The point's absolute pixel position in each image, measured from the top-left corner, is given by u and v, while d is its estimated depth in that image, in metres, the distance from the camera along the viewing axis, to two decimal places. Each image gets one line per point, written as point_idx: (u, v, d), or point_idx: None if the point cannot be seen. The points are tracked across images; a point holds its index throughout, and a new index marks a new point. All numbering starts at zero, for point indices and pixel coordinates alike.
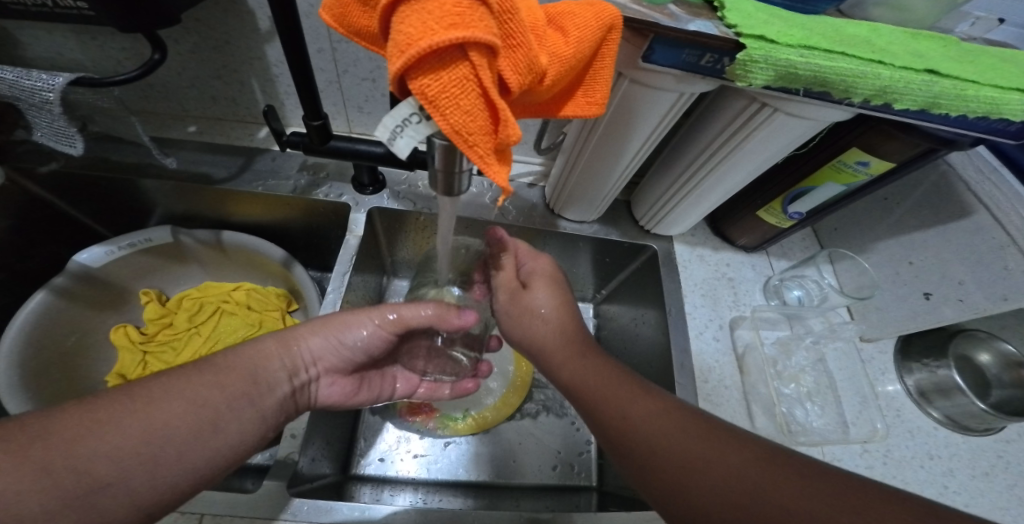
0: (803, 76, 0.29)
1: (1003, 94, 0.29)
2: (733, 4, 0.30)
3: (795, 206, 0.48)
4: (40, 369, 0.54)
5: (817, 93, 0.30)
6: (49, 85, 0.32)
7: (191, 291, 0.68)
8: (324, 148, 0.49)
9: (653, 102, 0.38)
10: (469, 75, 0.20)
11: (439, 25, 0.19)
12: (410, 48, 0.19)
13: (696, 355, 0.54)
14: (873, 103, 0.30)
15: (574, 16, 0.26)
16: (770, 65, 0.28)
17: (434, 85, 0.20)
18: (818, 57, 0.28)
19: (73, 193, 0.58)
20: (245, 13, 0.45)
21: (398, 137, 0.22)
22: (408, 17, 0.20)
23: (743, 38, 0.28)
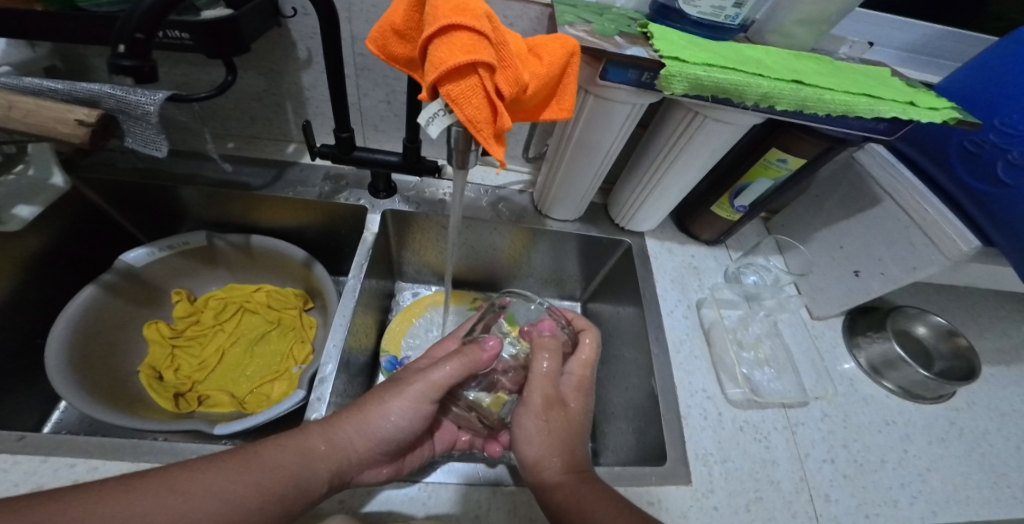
0: (709, 87, 0.40)
1: (853, 99, 0.40)
2: (660, 34, 0.42)
3: (740, 199, 0.59)
4: (84, 355, 0.60)
5: (722, 100, 0.41)
6: (151, 100, 0.42)
7: (217, 291, 0.76)
8: (349, 157, 0.60)
9: (613, 113, 0.50)
10: (478, 83, 0.31)
11: (461, 52, 0.30)
12: (442, 65, 0.29)
13: (669, 330, 0.63)
14: (762, 106, 0.41)
15: (546, 46, 0.37)
16: (685, 78, 0.39)
17: (455, 89, 0.30)
18: (716, 72, 0.39)
19: (123, 199, 0.67)
20: (289, 46, 0.56)
21: (430, 124, 0.32)
22: (440, 46, 0.30)
23: (665, 59, 0.40)
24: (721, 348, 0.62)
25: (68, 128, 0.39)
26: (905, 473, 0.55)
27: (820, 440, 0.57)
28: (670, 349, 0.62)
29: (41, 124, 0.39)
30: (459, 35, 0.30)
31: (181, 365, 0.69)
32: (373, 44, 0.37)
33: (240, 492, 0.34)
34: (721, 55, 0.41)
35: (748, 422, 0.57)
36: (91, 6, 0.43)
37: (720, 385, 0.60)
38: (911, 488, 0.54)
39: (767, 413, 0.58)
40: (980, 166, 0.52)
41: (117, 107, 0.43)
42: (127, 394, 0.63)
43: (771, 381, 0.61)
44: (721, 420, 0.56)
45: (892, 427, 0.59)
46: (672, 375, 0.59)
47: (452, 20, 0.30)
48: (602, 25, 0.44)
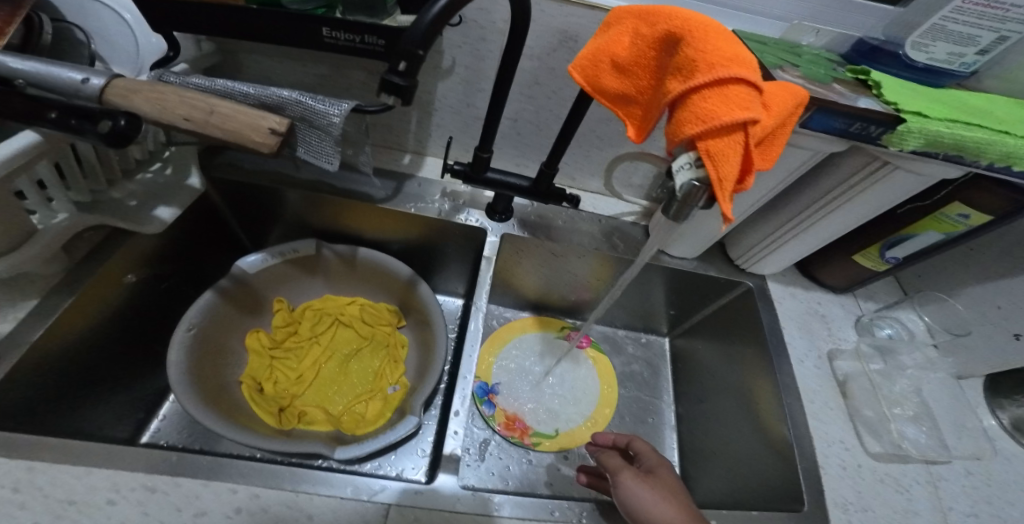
0: (947, 143, 0.37)
1: None
2: (886, 84, 0.39)
3: (892, 252, 0.55)
4: (197, 362, 0.59)
5: (953, 157, 0.38)
6: (338, 111, 0.41)
7: (314, 302, 0.74)
8: (480, 178, 0.58)
9: (786, 159, 0.47)
10: (741, 140, 0.27)
11: (735, 106, 0.26)
12: (711, 120, 0.26)
13: (800, 379, 0.60)
14: (998, 165, 0.38)
15: (775, 95, 0.33)
16: (922, 135, 0.36)
17: (715, 145, 0.27)
18: (959, 128, 0.36)
19: (240, 200, 0.67)
20: (435, 55, 0.55)
21: (678, 174, 0.28)
22: (705, 97, 0.27)
23: (903, 113, 0.37)
24: (860, 401, 0.58)
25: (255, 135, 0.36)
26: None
27: (963, 492, 0.53)
28: (804, 398, 0.58)
29: (234, 131, 0.34)
30: (731, 87, 0.26)
31: (279, 378, 0.68)
32: (581, 74, 0.34)
33: None
34: (955, 107, 0.38)
35: (889, 474, 0.53)
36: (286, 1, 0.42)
37: (858, 437, 0.56)
38: None
39: (909, 474, 0.53)
40: None
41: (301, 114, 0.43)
42: (233, 405, 0.62)
43: (921, 437, 0.56)
44: (860, 471, 0.53)
45: None
46: (806, 423, 0.56)
47: (732, 69, 0.26)
48: (809, 70, 0.41)
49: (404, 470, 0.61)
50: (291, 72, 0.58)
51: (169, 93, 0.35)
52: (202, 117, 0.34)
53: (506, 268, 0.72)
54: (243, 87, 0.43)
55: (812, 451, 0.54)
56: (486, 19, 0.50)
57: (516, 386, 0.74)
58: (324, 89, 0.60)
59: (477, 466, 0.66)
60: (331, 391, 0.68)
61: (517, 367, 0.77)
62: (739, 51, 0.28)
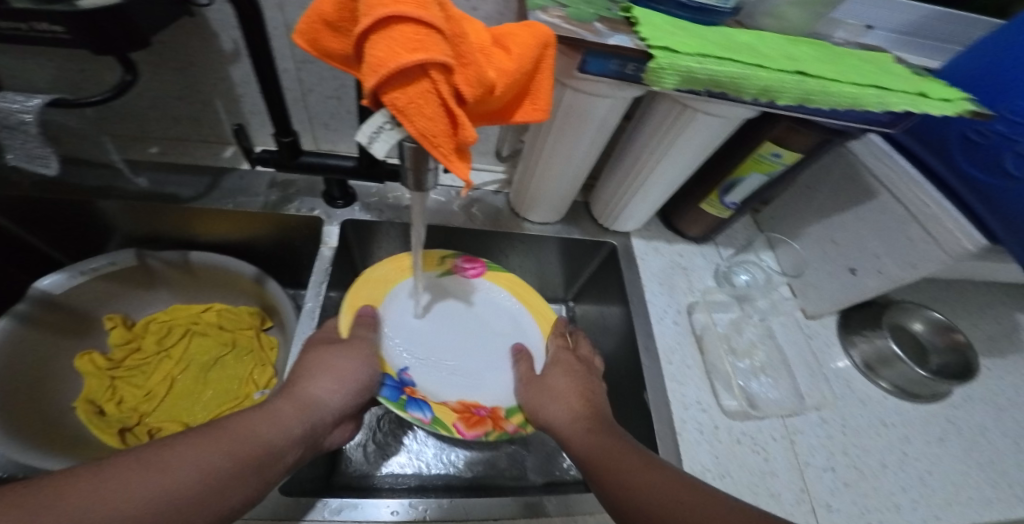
0: (705, 79, 0.33)
1: (862, 91, 0.35)
2: (646, 19, 0.35)
3: (729, 197, 0.55)
4: (9, 399, 0.51)
5: (718, 94, 0.35)
6: (26, 107, 0.34)
7: (158, 314, 0.66)
8: (294, 164, 0.52)
9: (591, 109, 0.43)
10: (430, 89, 0.23)
11: (404, 48, 0.22)
12: (381, 68, 0.22)
13: (659, 338, 0.59)
14: (761, 100, 0.36)
15: (514, 36, 0.30)
16: (676, 71, 0.33)
17: (402, 98, 0.23)
18: (712, 63, 0.33)
19: (39, 219, 0.57)
20: (210, 37, 0.48)
21: (375, 140, 0.25)
22: (377, 44, 0.23)
23: (654, 49, 0.32)
24: (713, 356, 0.59)
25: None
26: (903, 474, 0.55)
27: (820, 446, 0.55)
28: (661, 358, 0.58)
29: None
30: (402, 28, 0.23)
31: (124, 396, 0.60)
32: (302, 38, 0.29)
33: (218, 460, 0.30)
34: (720, 42, 0.35)
35: (745, 434, 0.54)
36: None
37: (714, 395, 0.56)
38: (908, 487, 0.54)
39: (763, 424, 0.55)
40: (982, 154, 0.48)
41: None
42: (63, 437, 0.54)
43: (768, 390, 0.58)
44: (717, 434, 0.53)
45: (891, 430, 0.59)
46: (664, 388, 0.55)
47: (390, 8, 0.22)
48: (577, 9, 0.36)
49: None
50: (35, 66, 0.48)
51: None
52: None
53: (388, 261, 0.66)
54: None
55: (668, 417, 0.53)
56: None
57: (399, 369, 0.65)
58: (95, 86, 0.51)
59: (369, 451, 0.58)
60: (186, 406, 0.61)
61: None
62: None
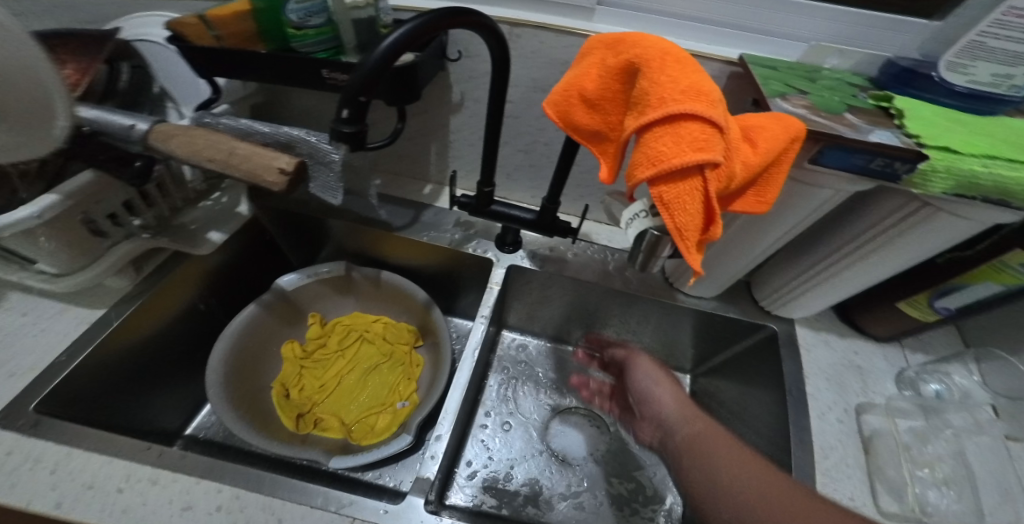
0: (985, 185, 0.32)
1: None
2: (912, 111, 0.35)
3: (943, 301, 0.48)
4: (239, 364, 0.65)
5: (995, 200, 0.33)
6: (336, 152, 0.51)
7: (344, 318, 0.76)
8: (486, 210, 0.61)
9: (805, 196, 0.42)
10: (699, 186, 0.27)
11: (689, 149, 0.26)
12: (664, 164, 0.26)
13: (817, 434, 0.51)
14: None
15: (764, 130, 0.32)
16: (953, 176, 0.32)
17: (671, 192, 0.27)
18: (1003, 167, 0.31)
19: (287, 227, 0.73)
20: (445, 90, 0.63)
21: (629, 225, 0.31)
22: (661, 139, 0.27)
23: (928, 148, 0.32)
24: (885, 462, 0.49)
25: (269, 174, 0.39)
26: None
27: None
28: (814, 452, 0.50)
29: (251, 170, 0.39)
30: (689, 129, 0.27)
31: (305, 385, 0.69)
32: (555, 109, 0.36)
33: None
34: (1001, 140, 0.33)
35: None
36: (298, 45, 0.50)
37: (873, 496, 0.47)
38: None
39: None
40: None
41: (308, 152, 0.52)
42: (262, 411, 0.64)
43: (950, 503, 0.46)
44: None
45: None
46: (814, 477, 0.48)
47: (684, 109, 0.27)
48: (824, 98, 0.38)
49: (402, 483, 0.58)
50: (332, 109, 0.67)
51: (215, 142, 0.40)
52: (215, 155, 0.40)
53: (537, 302, 0.73)
54: (261, 127, 0.53)
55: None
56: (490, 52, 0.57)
57: (506, 416, 0.69)
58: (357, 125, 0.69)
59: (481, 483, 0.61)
60: (347, 401, 0.67)
61: (510, 397, 0.71)
62: (697, 83, 0.28)
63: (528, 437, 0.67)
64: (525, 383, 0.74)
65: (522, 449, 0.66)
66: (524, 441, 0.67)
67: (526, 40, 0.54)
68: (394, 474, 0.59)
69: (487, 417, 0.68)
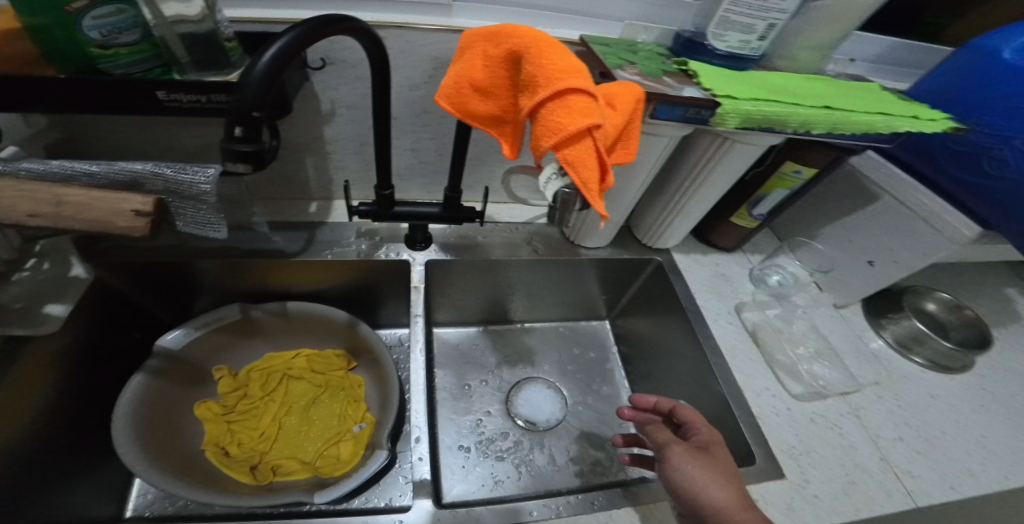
0: (757, 118, 0.43)
1: (875, 118, 0.45)
2: (704, 73, 0.47)
3: (758, 209, 0.66)
4: (153, 430, 0.55)
5: (765, 129, 0.45)
6: (204, 176, 0.46)
7: (258, 362, 0.68)
8: (388, 214, 0.62)
9: (652, 145, 0.53)
10: (592, 145, 0.34)
11: (580, 116, 0.33)
12: (564, 131, 0.33)
13: (720, 338, 0.67)
14: (800, 131, 0.45)
15: (618, 95, 0.40)
16: (737, 114, 0.43)
17: (573, 153, 0.34)
18: (763, 104, 0.43)
19: (153, 283, 0.63)
20: (313, 101, 0.61)
21: (546, 187, 0.37)
22: (556, 112, 0.34)
23: (719, 98, 0.43)
24: (774, 347, 0.67)
25: (123, 218, 0.41)
26: (985, 465, 0.59)
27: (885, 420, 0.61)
28: (725, 354, 0.65)
29: (97, 218, 0.41)
30: (574, 101, 0.34)
31: (243, 440, 0.61)
32: (449, 101, 0.40)
33: None
34: (759, 88, 0.46)
35: (816, 413, 0.60)
36: (111, 67, 0.44)
37: (781, 382, 0.63)
38: (979, 459, 0.59)
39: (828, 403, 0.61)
40: (967, 162, 0.56)
41: (163, 187, 0.47)
42: (204, 475, 0.55)
43: (827, 372, 0.65)
44: (791, 414, 0.60)
45: (935, 399, 0.65)
46: (735, 379, 0.62)
47: (569, 85, 0.34)
48: (647, 66, 0.48)
49: (393, 499, 0.57)
50: (185, 136, 0.60)
51: (36, 191, 0.40)
52: (51, 209, 0.40)
53: (462, 290, 0.76)
54: (84, 168, 0.45)
55: (746, 405, 0.60)
56: (354, 57, 0.57)
57: (472, 406, 0.72)
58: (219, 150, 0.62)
59: (471, 475, 0.63)
60: (298, 440, 0.62)
61: (468, 387, 0.74)
62: (571, 64, 0.36)
63: (498, 420, 0.71)
64: (472, 369, 0.77)
65: (495, 431, 0.70)
66: (495, 424, 0.71)
67: (393, 41, 0.56)
68: (382, 493, 0.58)
69: (455, 415, 0.70)
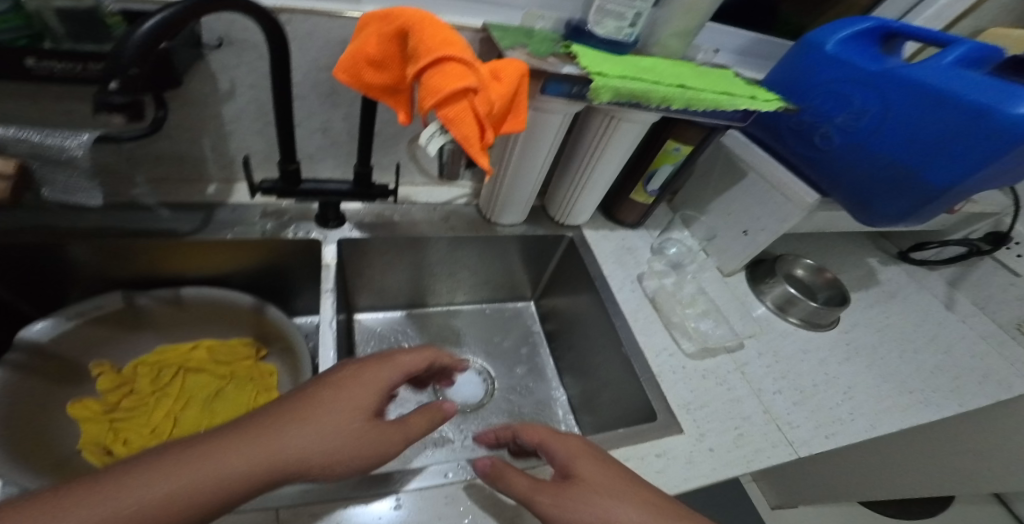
0: (625, 93, 0.49)
1: (721, 97, 0.53)
2: (582, 54, 0.51)
3: (652, 185, 0.74)
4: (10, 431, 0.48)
5: (634, 105, 0.51)
6: (80, 142, 0.44)
7: (147, 356, 0.63)
8: (296, 191, 0.61)
9: (548, 124, 0.58)
10: (470, 106, 0.36)
11: (455, 79, 0.35)
12: (442, 92, 0.35)
13: (623, 303, 0.70)
14: (663, 107, 0.51)
15: (503, 69, 0.44)
16: (609, 89, 0.48)
17: (452, 112, 0.36)
18: (629, 82, 0.49)
19: (12, 268, 0.55)
20: (209, 77, 0.58)
21: (429, 142, 0.38)
22: (435, 76, 0.36)
23: (591, 75, 0.48)
24: (671, 311, 0.71)
25: None
26: (847, 406, 0.67)
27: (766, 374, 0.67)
28: (629, 318, 0.69)
29: None
30: (450, 66, 0.36)
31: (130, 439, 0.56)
32: (346, 74, 0.42)
33: None
34: (628, 69, 0.52)
35: (707, 369, 0.64)
36: None
37: (676, 342, 0.67)
38: (844, 404, 0.67)
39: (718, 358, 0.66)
40: (805, 139, 0.66)
41: (32, 152, 0.43)
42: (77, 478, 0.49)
43: (716, 329, 0.71)
44: (685, 370, 0.64)
45: (808, 354, 0.73)
46: (636, 340, 0.65)
47: (445, 52, 0.36)
48: (536, 47, 0.53)
49: None
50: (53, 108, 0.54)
51: None
52: None
53: (380, 271, 0.76)
54: None
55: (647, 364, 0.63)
56: (255, 38, 0.56)
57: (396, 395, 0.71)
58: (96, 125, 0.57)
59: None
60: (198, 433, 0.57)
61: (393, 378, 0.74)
62: (452, 36, 0.38)
63: (423, 406, 0.71)
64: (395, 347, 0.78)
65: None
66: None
67: (298, 25, 0.56)
68: None
69: (377, 395, 0.70)
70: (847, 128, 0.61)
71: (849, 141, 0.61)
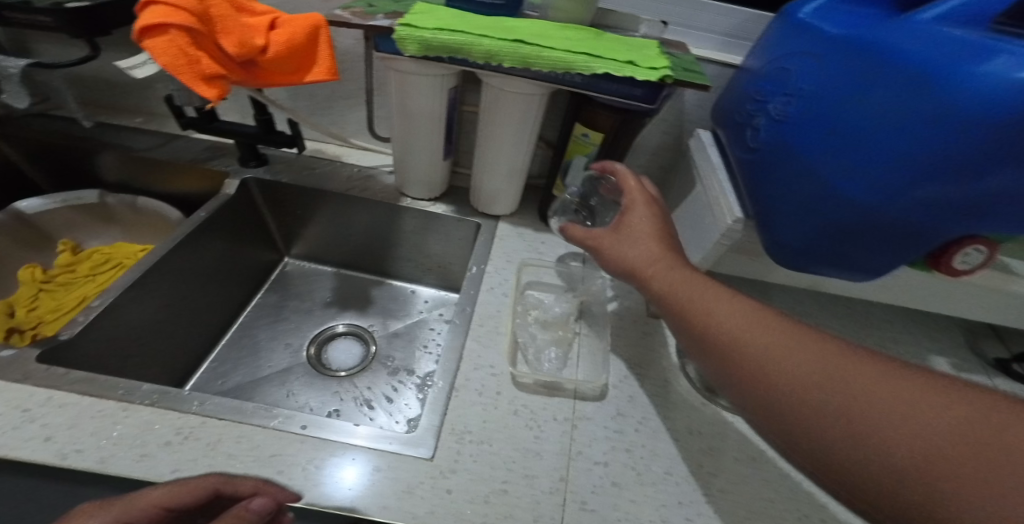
0: (436, 46, 0.42)
1: (573, 56, 0.42)
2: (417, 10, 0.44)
3: (569, 180, 0.62)
4: None
5: (458, 60, 0.43)
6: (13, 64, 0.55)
7: (105, 248, 0.74)
8: (211, 127, 0.65)
9: (420, 87, 0.53)
10: (174, 39, 0.37)
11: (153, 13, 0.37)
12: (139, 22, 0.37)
13: (480, 305, 0.60)
14: (494, 65, 0.43)
15: (287, 20, 0.43)
16: (414, 40, 0.41)
17: (153, 44, 0.38)
18: (441, 33, 0.41)
19: (37, 155, 0.75)
20: None
21: (136, 67, 0.45)
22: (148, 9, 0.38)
23: (399, 26, 0.41)
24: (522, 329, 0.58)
25: None
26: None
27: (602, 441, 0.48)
28: (473, 321, 0.58)
29: None
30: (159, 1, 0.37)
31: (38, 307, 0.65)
32: None
33: None
34: (464, 23, 0.44)
35: (526, 406, 0.50)
36: None
37: (511, 362, 0.54)
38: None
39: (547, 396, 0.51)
40: (740, 136, 0.46)
41: None
42: None
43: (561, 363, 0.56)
44: (495, 399, 0.51)
45: (707, 447, 0.50)
46: (462, 345, 0.55)
47: None
48: (380, 8, 0.46)
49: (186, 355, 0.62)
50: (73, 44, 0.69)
51: None
52: None
53: (299, 219, 0.79)
54: None
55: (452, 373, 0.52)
56: None
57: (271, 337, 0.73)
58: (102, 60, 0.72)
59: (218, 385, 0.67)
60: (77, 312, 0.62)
61: (276, 330, 0.76)
62: None
63: (282, 356, 0.71)
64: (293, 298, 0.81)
65: (264, 369, 0.69)
66: (278, 357, 0.72)
67: None
68: None
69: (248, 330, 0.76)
70: (777, 117, 0.40)
71: (778, 134, 0.40)
